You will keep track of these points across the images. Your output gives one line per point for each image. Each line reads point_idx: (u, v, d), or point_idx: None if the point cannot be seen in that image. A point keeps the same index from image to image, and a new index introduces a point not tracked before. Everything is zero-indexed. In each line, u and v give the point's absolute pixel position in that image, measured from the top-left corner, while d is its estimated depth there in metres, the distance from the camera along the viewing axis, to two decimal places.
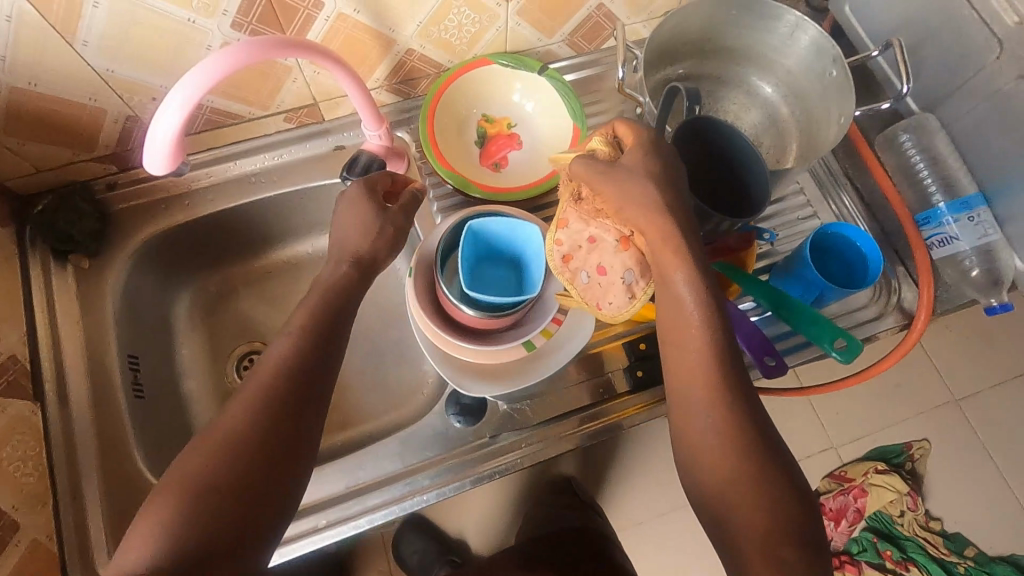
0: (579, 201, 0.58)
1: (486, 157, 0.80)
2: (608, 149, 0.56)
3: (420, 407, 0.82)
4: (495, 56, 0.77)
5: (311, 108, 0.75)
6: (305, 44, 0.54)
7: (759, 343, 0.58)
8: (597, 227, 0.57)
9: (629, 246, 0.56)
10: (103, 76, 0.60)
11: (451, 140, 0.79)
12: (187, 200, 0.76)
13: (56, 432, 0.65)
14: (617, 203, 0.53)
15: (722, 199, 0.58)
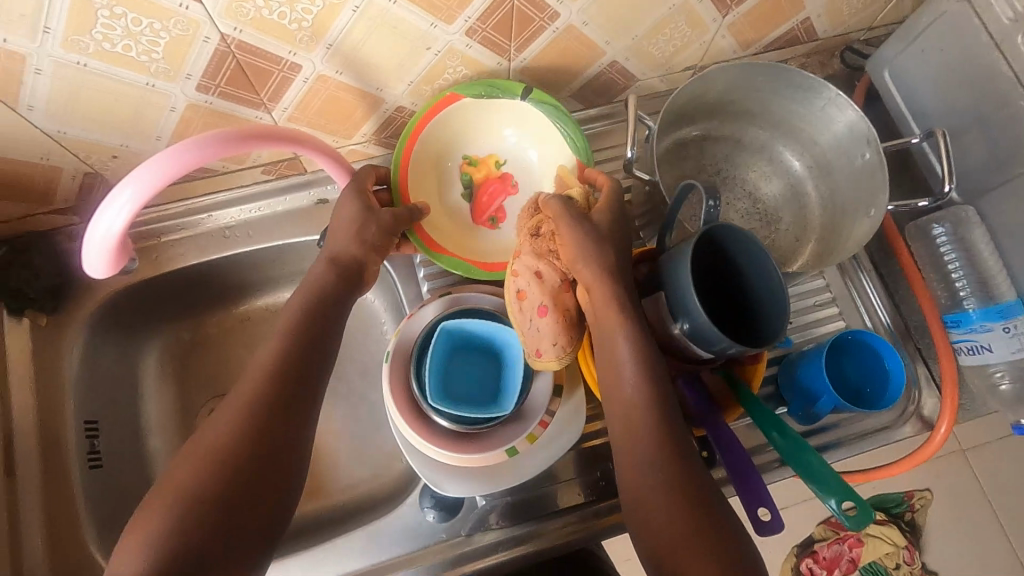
0: (535, 238, 0.59)
1: (479, 210, 0.73)
2: (583, 203, 0.60)
3: (394, 477, 0.78)
4: (461, 90, 0.66)
5: (291, 161, 0.69)
6: (258, 129, 0.51)
7: (743, 476, 0.51)
8: (546, 265, 0.57)
9: (571, 290, 0.57)
10: (54, 137, 0.54)
11: (435, 194, 0.72)
12: (155, 253, 0.70)
13: (3, 510, 0.61)
14: (573, 253, 0.54)
15: (731, 311, 0.53)
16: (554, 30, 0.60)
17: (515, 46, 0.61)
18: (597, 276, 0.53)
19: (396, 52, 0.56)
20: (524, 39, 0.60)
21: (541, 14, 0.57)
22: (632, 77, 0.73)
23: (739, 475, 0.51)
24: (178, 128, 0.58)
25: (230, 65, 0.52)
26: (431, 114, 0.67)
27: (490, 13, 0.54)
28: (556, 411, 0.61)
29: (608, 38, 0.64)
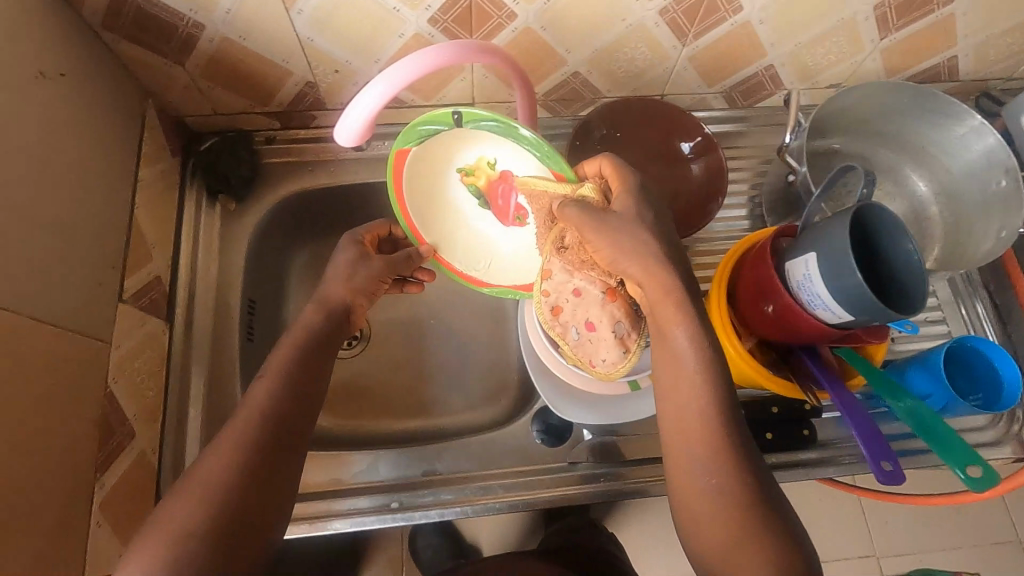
0: (563, 250, 0.60)
1: (501, 214, 0.64)
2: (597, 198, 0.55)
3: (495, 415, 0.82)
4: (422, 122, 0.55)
5: (466, 107, 0.78)
6: (497, 50, 0.55)
7: (875, 442, 0.54)
8: (581, 277, 0.61)
9: (615, 297, 0.60)
10: (302, 42, 0.64)
11: (432, 213, 0.66)
12: (331, 167, 0.79)
13: (178, 357, 0.68)
14: (610, 256, 0.54)
15: (876, 283, 0.55)
16: (731, 23, 0.68)
17: (693, 32, 0.68)
18: (645, 272, 0.53)
19: (596, 17, 0.65)
20: (703, 27, 0.67)
21: (727, 5, 0.65)
22: (780, 84, 0.79)
23: (868, 437, 0.54)
24: (395, 55, 0.68)
25: (463, 3, 0.61)
26: (406, 155, 0.59)
27: None
28: None
29: (773, 39, 0.71)
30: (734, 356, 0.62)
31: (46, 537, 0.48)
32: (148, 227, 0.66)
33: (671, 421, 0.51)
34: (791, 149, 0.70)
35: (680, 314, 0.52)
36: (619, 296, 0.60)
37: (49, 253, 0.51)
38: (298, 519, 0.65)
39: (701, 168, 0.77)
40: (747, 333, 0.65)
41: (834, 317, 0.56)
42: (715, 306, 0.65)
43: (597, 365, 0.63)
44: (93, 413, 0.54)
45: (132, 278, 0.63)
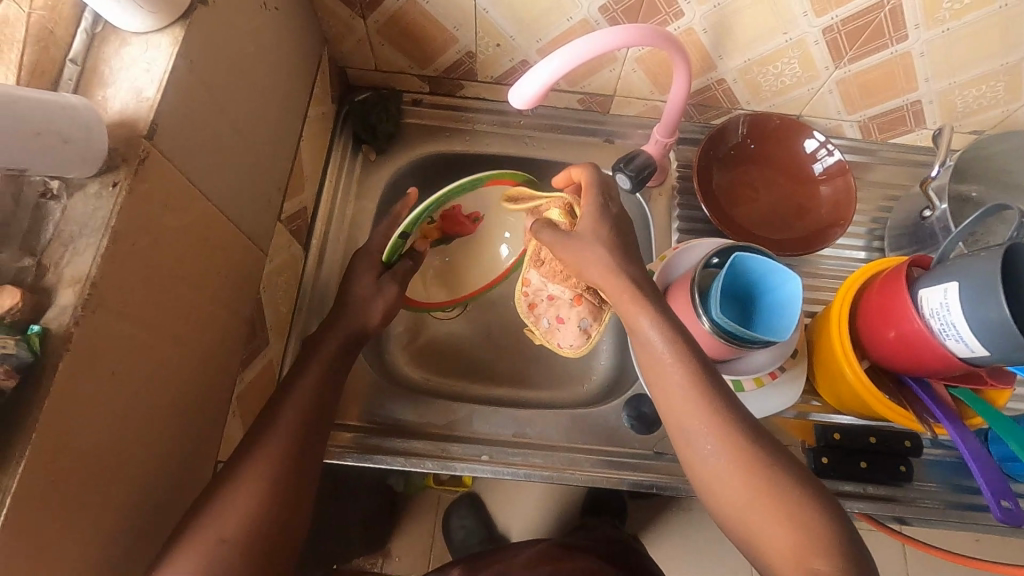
0: (540, 263, 0.71)
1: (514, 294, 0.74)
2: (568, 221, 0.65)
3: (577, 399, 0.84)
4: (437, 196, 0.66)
5: (605, 99, 0.81)
6: (666, 34, 0.59)
7: (997, 483, 0.58)
8: (557, 285, 0.70)
9: (582, 299, 0.68)
10: (477, 13, 0.69)
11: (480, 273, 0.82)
12: (468, 136, 0.83)
13: (308, 284, 0.73)
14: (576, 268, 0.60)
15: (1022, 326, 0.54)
16: (891, 51, 0.68)
17: (850, 55, 0.69)
18: (601, 276, 0.59)
19: (758, 27, 0.67)
20: (862, 52, 0.68)
21: (894, 33, 0.66)
22: (922, 122, 0.78)
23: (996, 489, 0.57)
24: (556, 38, 0.71)
25: None
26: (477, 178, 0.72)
27: (857, 17, 0.64)
28: (786, 368, 0.68)
29: (929, 75, 0.71)
30: (850, 378, 0.63)
31: (201, 414, 0.52)
32: (306, 160, 0.72)
33: (673, 418, 0.53)
34: (935, 183, 0.70)
35: (638, 305, 0.57)
36: (585, 300, 0.69)
37: (244, 160, 0.56)
38: (391, 453, 0.68)
39: (829, 191, 0.76)
40: (863, 355, 0.66)
41: (966, 351, 0.55)
42: (835, 325, 0.65)
43: (562, 345, 0.70)
44: (248, 313, 0.59)
45: (289, 202, 0.68)
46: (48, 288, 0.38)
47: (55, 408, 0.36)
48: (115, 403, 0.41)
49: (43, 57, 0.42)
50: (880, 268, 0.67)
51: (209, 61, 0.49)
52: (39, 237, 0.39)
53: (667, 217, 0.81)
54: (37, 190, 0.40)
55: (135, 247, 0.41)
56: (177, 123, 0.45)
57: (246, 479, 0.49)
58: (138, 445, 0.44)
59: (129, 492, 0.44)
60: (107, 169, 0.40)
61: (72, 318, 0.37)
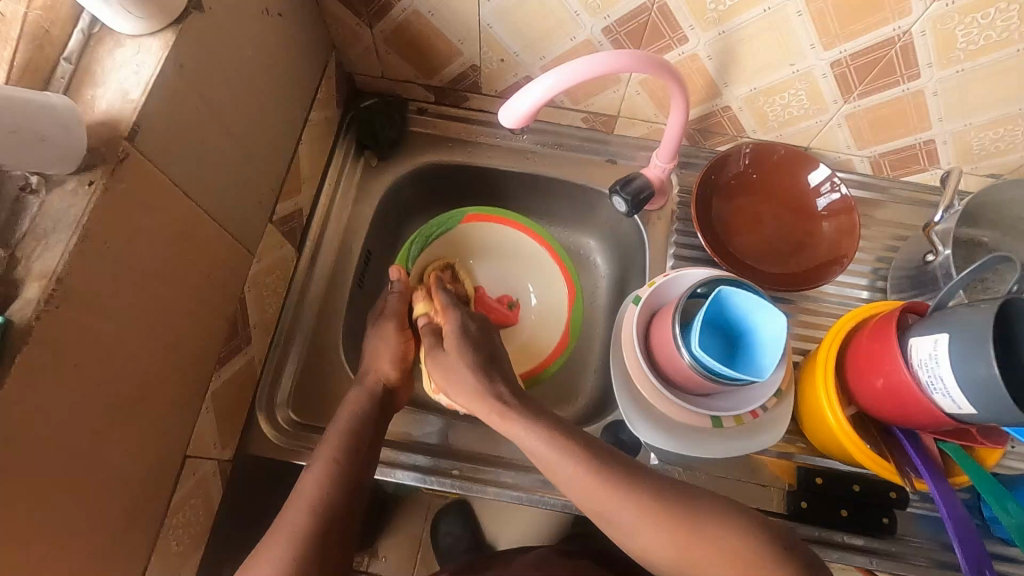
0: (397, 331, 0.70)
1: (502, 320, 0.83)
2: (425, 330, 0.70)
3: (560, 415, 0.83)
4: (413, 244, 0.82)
5: (610, 118, 0.80)
6: (658, 60, 0.59)
7: (973, 545, 0.56)
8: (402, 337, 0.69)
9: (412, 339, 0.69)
10: (480, 27, 0.69)
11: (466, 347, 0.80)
12: (470, 148, 0.84)
13: (298, 285, 0.74)
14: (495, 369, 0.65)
15: (1013, 386, 0.52)
16: (903, 89, 0.66)
17: (860, 90, 0.67)
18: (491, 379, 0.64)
19: (764, 57, 0.66)
20: (872, 87, 0.66)
21: (905, 70, 0.64)
22: (936, 162, 0.76)
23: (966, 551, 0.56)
24: (560, 56, 0.71)
25: (640, 19, 0.64)
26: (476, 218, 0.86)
27: (866, 53, 0.63)
28: (769, 408, 0.66)
29: (943, 114, 0.68)
30: (833, 425, 0.62)
31: (172, 410, 0.53)
32: (305, 163, 0.73)
33: None
34: (938, 229, 0.68)
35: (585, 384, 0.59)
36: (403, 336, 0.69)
37: (235, 163, 0.57)
38: None
39: (831, 228, 0.74)
40: (849, 401, 0.64)
41: (953, 407, 0.53)
42: (822, 369, 0.64)
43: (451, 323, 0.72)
44: (229, 311, 0.60)
45: (283, 203, 0.69)
46: (16, 280, 0.39)
47: (12, 398, 0.37)
48: (77, 396, 0.42)
49: (37, 55, 0.43)
50: (875, 311, 0.65)
51: (201, 65, 0.50)
52: (15, 230, 0.40)
53: (664, 242, 0.80)
54: (17, 184, 0.41)
55: (107, 245, 0.42)
56: (163, 125, 0.46)
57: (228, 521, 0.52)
58: (101, 437, 0.45)
59: (88, 484, 0.45)
60: (85, 167, 0.41)
61: (35, 311, 0.38)
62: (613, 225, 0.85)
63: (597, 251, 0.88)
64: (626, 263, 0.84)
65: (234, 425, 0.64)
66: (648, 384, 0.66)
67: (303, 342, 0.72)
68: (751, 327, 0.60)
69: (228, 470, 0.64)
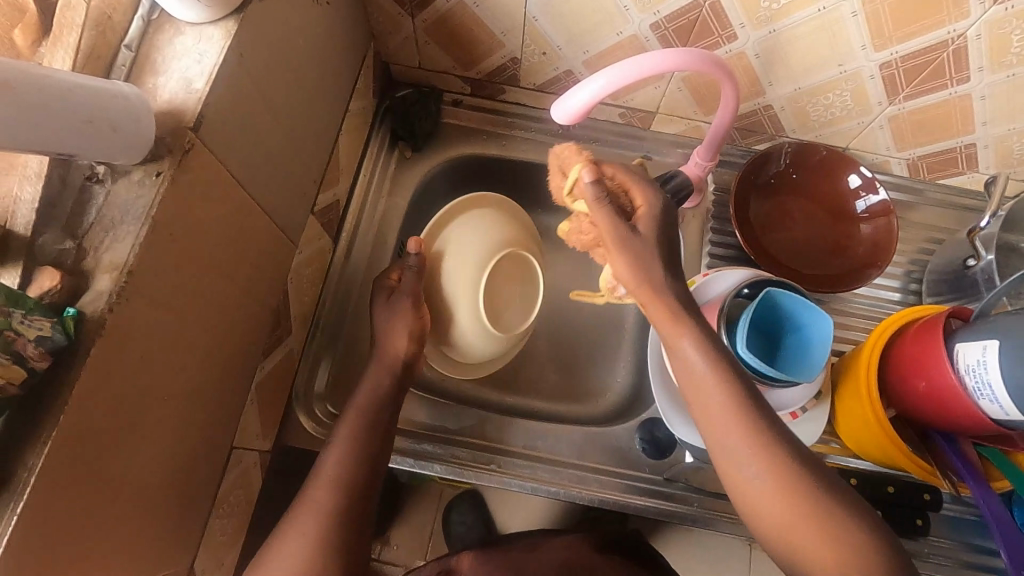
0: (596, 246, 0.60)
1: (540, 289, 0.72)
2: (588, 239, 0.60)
3: (578, 398, 0.80)
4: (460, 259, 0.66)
5: (649, 114, 0.80)
6: (712, 57, 0.58)
7: (1018, 551, 0.56)
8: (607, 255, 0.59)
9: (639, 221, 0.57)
10: (526, 19, 0.68)
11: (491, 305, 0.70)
12: (505, 140, 0.83)
13: (335, 276, 0.73)
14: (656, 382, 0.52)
15: None
16: (951, 92, 0.66)
17: (907, 92, 0.67)
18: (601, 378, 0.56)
19: (814, 57, 0.65)
20: (919, 90, 0.66)
21: (955, 74, 0.64)
22: (975, 166, 0.75)
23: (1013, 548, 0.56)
24: (604, 51, 0.70)
25: (691, 15, 0.63)
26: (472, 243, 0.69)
27: (918, 55, 0.62)
28: (808, 409, 0.67)
29: (987, 118, 0.68)
30: (872, 425, 0.62)
31: (222, 402, 0.53)
32: (343, 153, 0.72)
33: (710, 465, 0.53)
34: (983, 234, 0.68)
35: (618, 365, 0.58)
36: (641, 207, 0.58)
37: (283, 153, 0.57)
38: (402, 453, 0.68)
39: (870, 230, 0.73)
40: (888, 403, 0.64)
41: (1000, 412, 0.54)
42: (862, 370, 0.64)
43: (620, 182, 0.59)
44: (273, 303, 0.59)
45: (323, 194, 0.68)
46: (86, 272, 0.38)
47: (85, 392, 0.37)
48: (144, 388, 0.42)
49: (100, 42, 0.42)
50: (915, 316, 0.65)
51: (257, 57, 0.49)
52: (82, 220, 0.40)
53: (699, 241, 0.79)
54: (84, 173, 0.40)
55: (173, 234, 0.42)
56: (223, 116, 0.46)
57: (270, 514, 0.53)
58: (162, 428, 0.45)
59: (149, 475, 0.44)
60: (151, 158, 0.41)
61: (107, 303, 0.38)
62: None
63: None
64: None
65: (273, 417, 0.64)
66: None
67: (337, 333, 0.72)
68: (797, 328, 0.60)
69: (265, 460, 0.63)
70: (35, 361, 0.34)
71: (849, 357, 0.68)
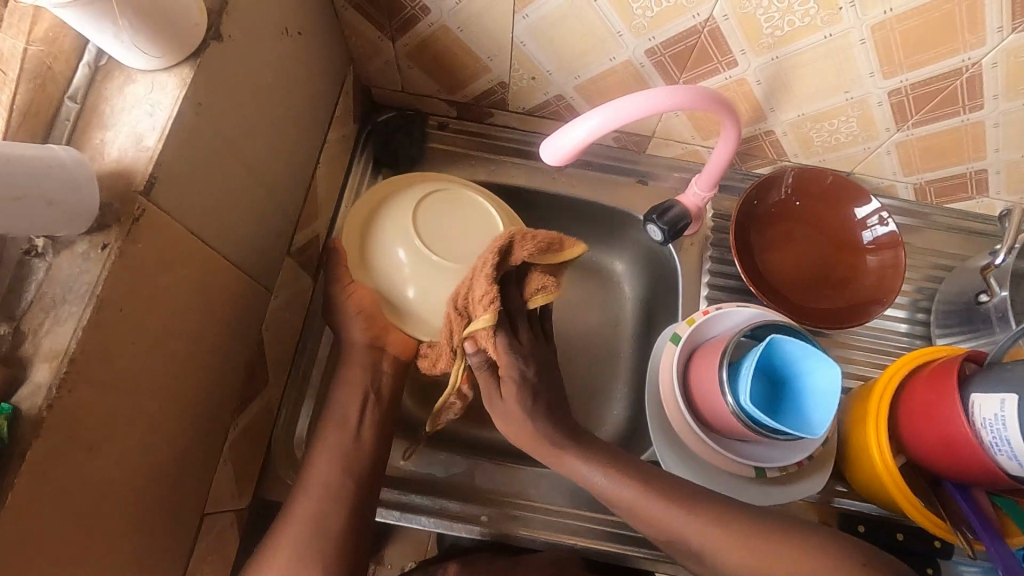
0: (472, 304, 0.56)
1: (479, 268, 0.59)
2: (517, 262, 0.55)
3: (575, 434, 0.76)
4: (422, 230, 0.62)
5: (644, 138, 0.76)
6: (709, 93, 0.54)
7: None
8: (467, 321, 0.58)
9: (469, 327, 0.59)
10: (513, 44, 0.64)
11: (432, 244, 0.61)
12: (494, 166, 0.78)
13: (316, 314, 0.69)
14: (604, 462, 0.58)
15: None
16: (962, 119, 0.62)
17: (915, 119, 0.63)
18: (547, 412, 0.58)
19: (817, 85, 0.62)
20: (929, 117, 0.63)
21: (967, 102, 0.60)
22: (984, 191, 0.72)
23: None
24: (597, 76, 0.66)
25: (689, 42, 0.59)
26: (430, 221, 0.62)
27: (928, 83, 0.59)
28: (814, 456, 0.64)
29: (1000, 145, 0.65)
30: (882, 473, 0.59)
31: (190, 470, 0.49)
32: (321, 186, 0.68)
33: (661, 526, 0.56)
34: (997, 270, 0.65)
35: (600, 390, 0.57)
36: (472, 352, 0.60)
37: (253, 199, 0.53)
38: (389, 505, 0.64)
39: (876, 262, 0.70)
40: (899, 449, 0.61)
41: (1019, 469, 0.50)
42: (872, 415, 0.61)
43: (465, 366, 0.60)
44: (246, 356, 0.55)
45: (300, 232, 0.65)
46: (24, 359, 0.35)
47: (25, 499, 0.33)
48: (97, 478, 0.38)
49: (39, 97, 0.38)
50: (929, 357, 0.62)
51: (219, 101, 0.45)
52: (21, 299, 0.36)
53: (698, 270, 0.76)
54: (22, 248, 0.37)
55: (123, 310, 0.38)
56: (179, 172, 0.42)
57: None
58: (120, 514, 0.41)
59: (106, 567, 0.41)
60: (98, 228, 0.37)
61: (47, 398, 0.34)
62: (644, 246, 0.80)
63: (623, 274, 0.84)
64: (655, 287, 0.81)
65: (250, 472, 0.60)
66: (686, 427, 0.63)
67: (320, 376, 0.68)
68: (801, 377, 0.56)
69: (244, 518, 0.60)
70: None
71: (858, 398, 0.65)
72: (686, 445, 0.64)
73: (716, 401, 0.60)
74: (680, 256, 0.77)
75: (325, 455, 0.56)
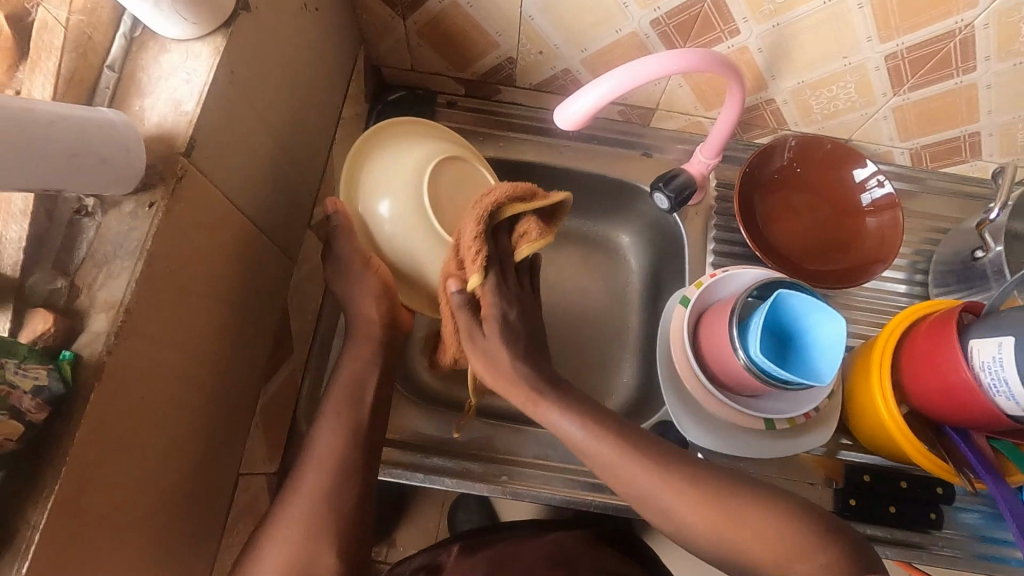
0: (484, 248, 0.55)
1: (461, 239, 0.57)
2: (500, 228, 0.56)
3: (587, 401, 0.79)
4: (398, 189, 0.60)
5: (648, 110, 0.78)
6: (715, 55, 0.56)
7: None
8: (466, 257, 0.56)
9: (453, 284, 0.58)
10: (522, 19, 0.66)
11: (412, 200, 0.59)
12: (503, 141, 0.80)
13: None
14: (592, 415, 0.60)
15: None
16: (956, 82, 0.65)
17: (912, 83, 0.66)
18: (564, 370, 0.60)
19: (816, 51, 0.64)
20: (925, 80, 0.65)
21: (961, 64, 0.63)
22: (978, 154, 0.75)
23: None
24: (603, 49, 0.68)
25: (694, 10, 0.61)
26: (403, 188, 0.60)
27: (923, 46, 0.61)
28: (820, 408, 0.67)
29: (993, 107, 0.67)
30: (886, 421, 0.62)
31: (225, 429, 0.51)
32: (337, 161, 0.70)
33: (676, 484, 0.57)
34: (992, 225, 0.67)
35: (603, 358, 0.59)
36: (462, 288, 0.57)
37: (278, 170, 0.54)
38: (412, 467, 0.66)
39: (875, 224, 0.73)
40: (902, 399, 0.64)
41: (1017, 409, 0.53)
42: (875, 367, 0.63)
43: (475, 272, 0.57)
44: (273, 322, 0.57)
45: (319, 206, 0.66)
46: (81, 311, 0.37)
47: (85, 438, 0.35)
48: (148, 426, 0.40)
49: (82, 64, 0.40)
50: (928, 311, 0.64)
51: (248, 71, 0.47)
52: (74, 256, 0.38)
53: (704, 238, 0.78)
54: (72, 207, 0.39)
55: (169, 267, 0.40)
56: (214, 137, 0.43)
57: (281, 534, 0.52)
58: (167, 465, 0.43)
59: (156, 514, 0.43)
60: (144, 188, 0.39)
61: (105, 345, 0.36)
62: (650, 217, 0.83)
63: (630, 246, 0.86)
64: (662, 256, 0.83)
65: (278, 437, 0.62)
66: (696, 384, 0.66)
67: None
68: (808, 331, 0.59)
69: (273, 482, 0.62)
70: (33, 414, 0.33)
71: (861, 353, 0.67)
72: (697, 402, 0.66)
73: (726, 357, 0.62)
74: (686, 224, 0.79)
75: (350, 417, 0.58)
